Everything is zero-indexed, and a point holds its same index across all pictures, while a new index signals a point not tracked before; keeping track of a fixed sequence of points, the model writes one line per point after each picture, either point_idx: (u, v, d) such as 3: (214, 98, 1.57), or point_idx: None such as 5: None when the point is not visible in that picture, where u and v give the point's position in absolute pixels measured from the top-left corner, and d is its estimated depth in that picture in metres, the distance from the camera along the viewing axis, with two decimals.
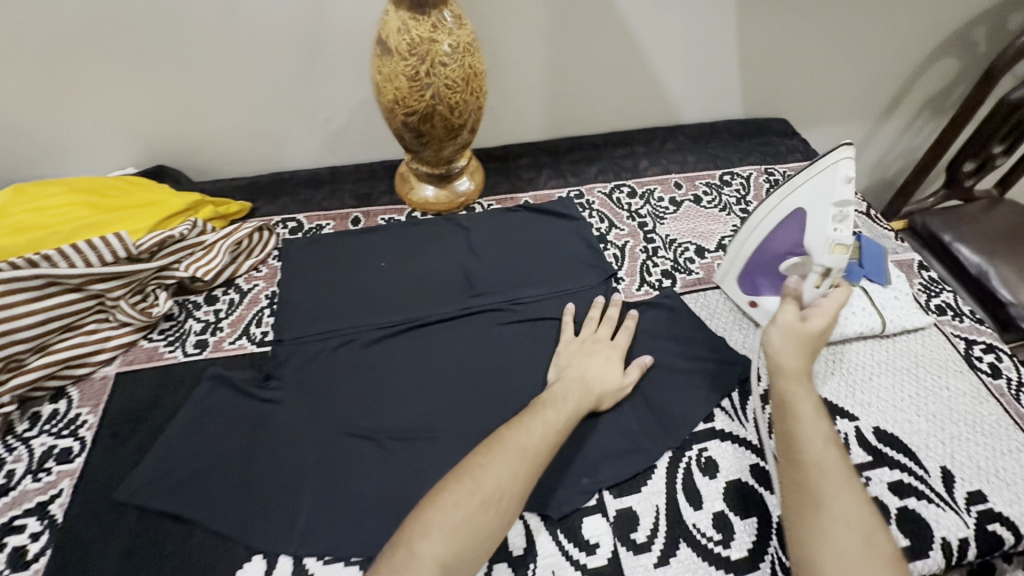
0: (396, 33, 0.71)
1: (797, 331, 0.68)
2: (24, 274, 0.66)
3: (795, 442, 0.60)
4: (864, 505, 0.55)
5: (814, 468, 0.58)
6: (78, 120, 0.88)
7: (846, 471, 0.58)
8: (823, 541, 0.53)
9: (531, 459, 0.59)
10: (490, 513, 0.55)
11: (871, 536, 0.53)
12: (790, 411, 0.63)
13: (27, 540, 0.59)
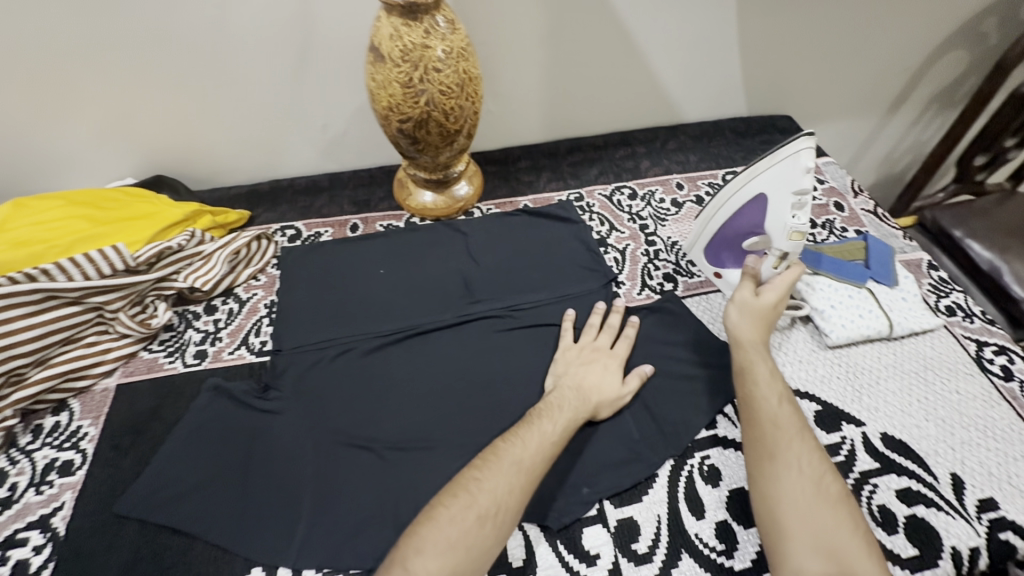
0: (389, 40, 0.70)
1: (752, 306, 0.73)
2: (21, 289, 0.66)
3: (753, 402, 0.65)
4: (815, 453, 0.60)
5: (770, 423, 0.62)
6: (78, 131, 0.89)
7: (799, 424, 0.63)
8: (780, 489, 0.58)
9: (526, 472, 0.59)
10: (486, 527, 0.55)
11: (823, 480, 0.58)
12: (747, 375, 0.68)
13: (30, 553, 0.59)
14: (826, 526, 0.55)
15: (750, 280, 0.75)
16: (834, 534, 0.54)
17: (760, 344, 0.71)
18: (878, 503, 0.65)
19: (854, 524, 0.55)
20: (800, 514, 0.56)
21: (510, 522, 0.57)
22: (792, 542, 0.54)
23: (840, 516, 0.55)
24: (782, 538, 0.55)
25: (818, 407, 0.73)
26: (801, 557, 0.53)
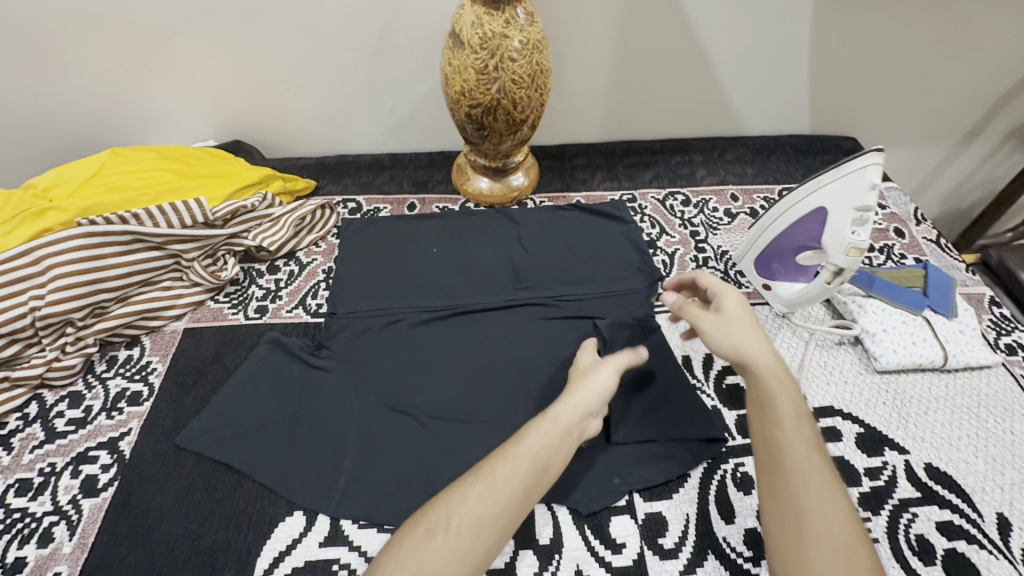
0: (470, 27, 0.73)
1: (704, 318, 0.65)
2: (115, 229, 0.72)
3: (774, 450, 0.55)
4: (847, 511, 0.50)
5: (791, 473, 0.53)
6: (170, 93, 0.95)
7: (827, 474, 0.53)
8: (802, 562, 0.48)
9: (492, 483, 0.53)
10: (436, 540, 0.50)
11: (857, 552, 0.48)
12: (769, 412, 0.57)
13: (98, 470, 0.64)
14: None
15: (691, 306, 0.66)
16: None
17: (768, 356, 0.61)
18: (916, 533, 0.63)
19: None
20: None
21: (471, 542, 0.50)
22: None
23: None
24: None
25: (860, 429, 0.72)
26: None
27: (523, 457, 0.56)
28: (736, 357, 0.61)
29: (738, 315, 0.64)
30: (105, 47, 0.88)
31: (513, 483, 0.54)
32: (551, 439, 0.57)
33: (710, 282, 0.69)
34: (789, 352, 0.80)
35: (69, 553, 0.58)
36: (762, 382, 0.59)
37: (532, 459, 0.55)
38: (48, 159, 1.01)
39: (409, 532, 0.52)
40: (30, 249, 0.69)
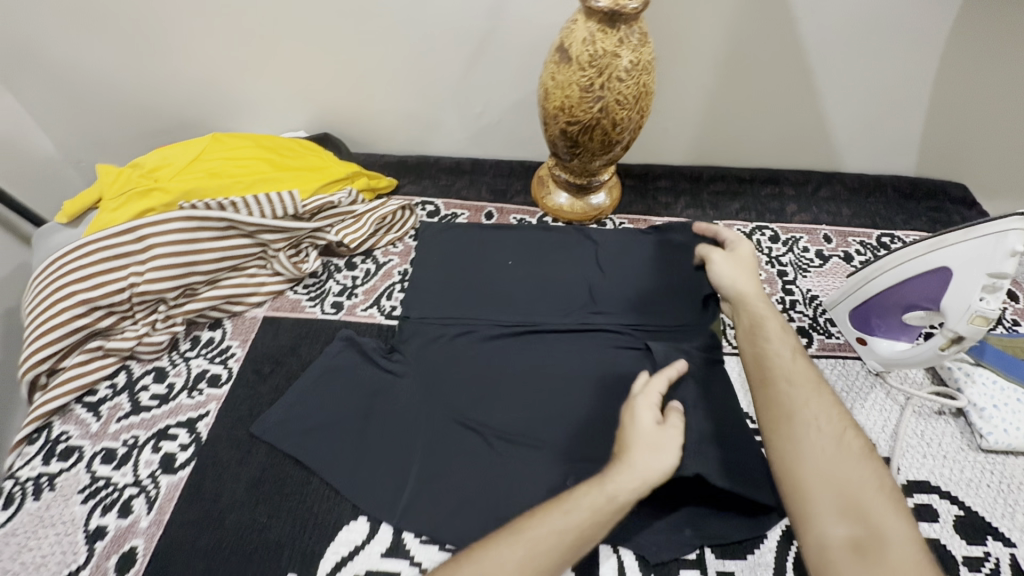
0: (580, 43, 0.71)
1: (730, 260, 0.74)
2: (212, 216, 0.74)
3: (765, 363, 0.63)
4: (835, 406, 0.58)
5: (782, 378, 0.61)
6: (268, 82, 0.97)
7: (812, 379, 0.61)
8: (798, 447, 0.55)
9: (528, 551, 0.51)
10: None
11: (846, 437, 0.55)
12: (758, 333, 0.66)
13: (177, 449, 0.66)
14: (851, 483, 0.52)
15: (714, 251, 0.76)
16: (859, 493, 0.51)
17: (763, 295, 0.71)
18: None
19: (880, 478, 0.52)
20: (824, 474, 0.53)
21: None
22: (812, 500, 0.52)
23: (866, 473, 0.53)
24: (801, 495, 0.53)
25: (960, 512, 0.66)
26: (826, 519, 0.51)
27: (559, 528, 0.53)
28: (741, 291, 0.71)
29: (750, 263, 0.74)
30: (214, 35, 0.90)
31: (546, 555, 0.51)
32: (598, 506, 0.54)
33: (727, 232, 0.79)
34: (881, 416, 0.74)
35: (146, 529, 0.60)
36: (755, 308, 0.69)
37: (571, 529, 0.52)
38: (151, 135, 1.06)
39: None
40: (134, 227, 0.72)
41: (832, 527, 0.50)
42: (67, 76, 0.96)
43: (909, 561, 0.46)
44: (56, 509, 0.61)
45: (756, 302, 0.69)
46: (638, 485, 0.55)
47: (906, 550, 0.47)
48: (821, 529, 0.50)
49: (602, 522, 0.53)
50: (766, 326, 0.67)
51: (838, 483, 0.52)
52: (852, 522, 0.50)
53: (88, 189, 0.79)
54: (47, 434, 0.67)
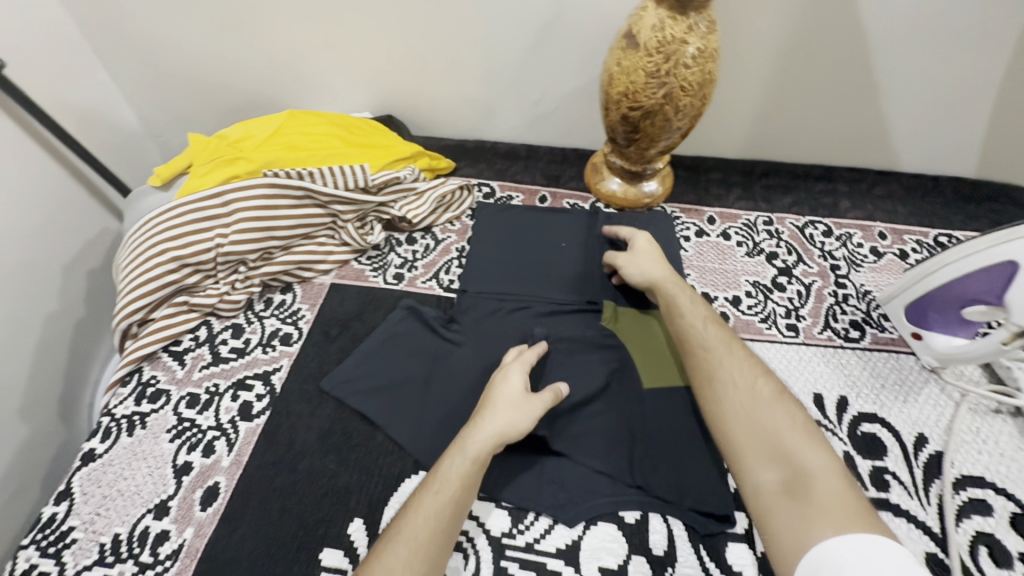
0: (649, 30, 0.73)
1: (635, 254, 0.77)
2: (292, 184, 0.79)
3: (684, 333, 0.68)
4: (747, 361, 0.63)
5: (700, 345, 0.66)
6: (339, 66, 1.02)
7: (725, 339, 0.66)
8: (722, 409, 0.60)
9: (411, 544, 0.51)
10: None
11: (760, 389, 0.60)
12: (674, 309, 0.70)
13: (253, 398, 0.71)
14: (773, 430, 0.57)
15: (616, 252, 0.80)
16: (782, 439, 0.56)
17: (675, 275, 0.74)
18: None
19: (793, 417, 0.58)
20: (748, 428, 0.58)
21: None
22: (743, 453, 0.57)
23: (784, 418, 0.57)
24: (734, 452, 0.57)
25: (1017, 509, 0.65)
26: (756, 467, 0.55)
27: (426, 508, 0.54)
28: (651, 279, 0.74)
29: (650, 250, 0.78)
30: (292, 20, 0.95)
31: (426, 539, 0.52)
32: (463, 471, 0.56)
33: (625, 229, 0.82)
34: (935, 411, 0.74)
35: (227, 468, 0.65)
36: (670, 287, 0.72)
37: (446, 505, 0.54)
38: (226, 113, 1.13)
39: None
40: (222, 191, 0.77)
41: (764, 476, 0.55)
42: (155, 54, 1.03)
43: (828, 487, 0.51)
44: (147, 445, 0.67)
45: (666, 282, 0.73)
46: (496, 437, 0.58)
47: (829, 480, 0.52)
48: (754, 478, 0.55)
49: (467, 482, 0.56)
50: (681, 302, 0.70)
51: (764, 434, 0.57)
52: (781, 467, 0.54)
53: (179, 156, 0.85)
54: (138, 377, 0.73)
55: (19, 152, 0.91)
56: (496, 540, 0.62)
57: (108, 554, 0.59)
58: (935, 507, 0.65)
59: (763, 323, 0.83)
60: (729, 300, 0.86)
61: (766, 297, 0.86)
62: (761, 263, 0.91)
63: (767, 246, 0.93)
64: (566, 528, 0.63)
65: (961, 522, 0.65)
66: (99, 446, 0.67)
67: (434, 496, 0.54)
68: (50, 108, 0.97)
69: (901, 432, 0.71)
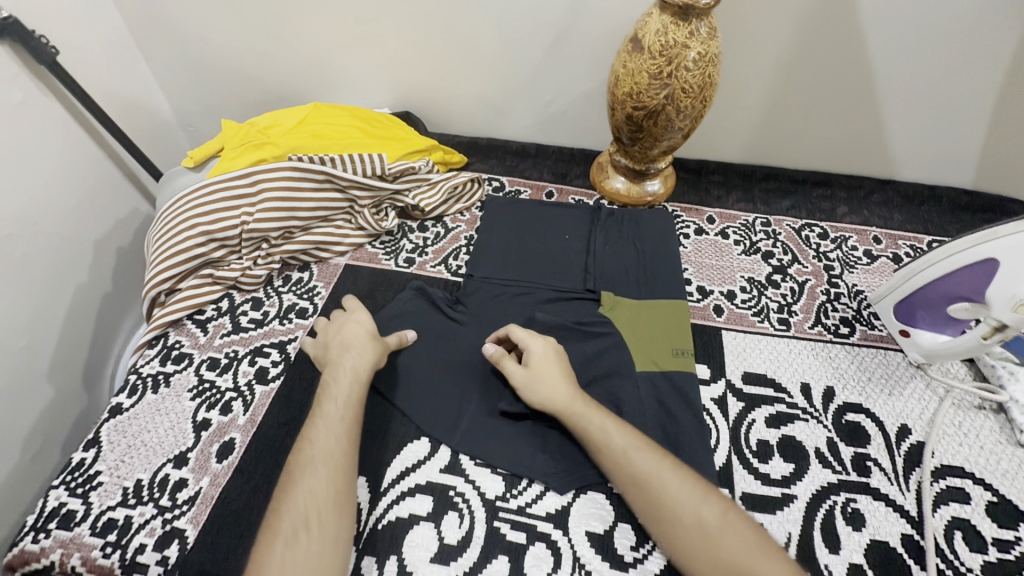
0: (654, 35, 0.78)
1: (529, 377, 0.69)
2: (314, 167, 0.84)
3: (612, 466, 0.62)
4: (684, 481, 0.59)
5: (632, 480, 0.60)
6: (363, 63, 1.08)
7: (657, 459, 0.62)
8: (677, 548, 0.56)
9: (327, 461, 0.59)
10: (302, 541, 0.53)
11: (706, 513, 0.57)
12: (593, 439, 0.64)
13: (269, 364, 0.76)
14: (732, 557, 0.54)
15: (507, 360, 0.71)
16: (745, 567, 0.53)
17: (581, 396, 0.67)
18: None
19: (747, 533, 0.55)
20: (711, 564, 0.54)
21: (337, 522, 0.56)
22: None
23: (739, 541, 0.55)
24: None
25: (993, 498, 0.68)
26: None
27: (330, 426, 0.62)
28: (554, 407, 0.67)
29: (549, 364, 0.70)
30: (323, 19, 1.02)
31: (341, 451, 0.60)
32: (356, 392, 0.66)
33: (519, 333, 0.73)
34: (919, 404, 0.76)
35: (242, 425, 0.70)
36: (581, 416, 0.66)
37: (348, 422, 0.62)
38: (253, 104, 1.19)
39: (266, 549, 0.52)
40: (250, 172, 0.83)
41: None
42: (194, 47, 1.10)
43: None
44: (169, 401, 0.72)
45: (568, 411, 0.66)
46: (370, 360, 0.69)
47: None
48: None
49: (360, 397, 0.65)
50: (597, 428, 0.64)
51: (725, 565, 0.54)
52: None
53: (212, 140, 0.92)
54: (163, 341, 0.79)
55: (64, 134, 0.98)
56: (490, 502, 0.66)
57: (130, 497, 0.64)
58: (914, 493, 0.68)
59: (756, 316, 0.86)
60: (724, 294, 0.89)
61: (759, 293, 0.90)
62: (756, 261, 0.94)
63: (763, 245, 0.97)
64: (557, 495, 0.66)
65: (938, 508, 0.67)
66: (126, 400, 0.72)
67: (336, 416, 0.63)
68: (95, 93, 1.04)
69: (884, 422, 0.74)
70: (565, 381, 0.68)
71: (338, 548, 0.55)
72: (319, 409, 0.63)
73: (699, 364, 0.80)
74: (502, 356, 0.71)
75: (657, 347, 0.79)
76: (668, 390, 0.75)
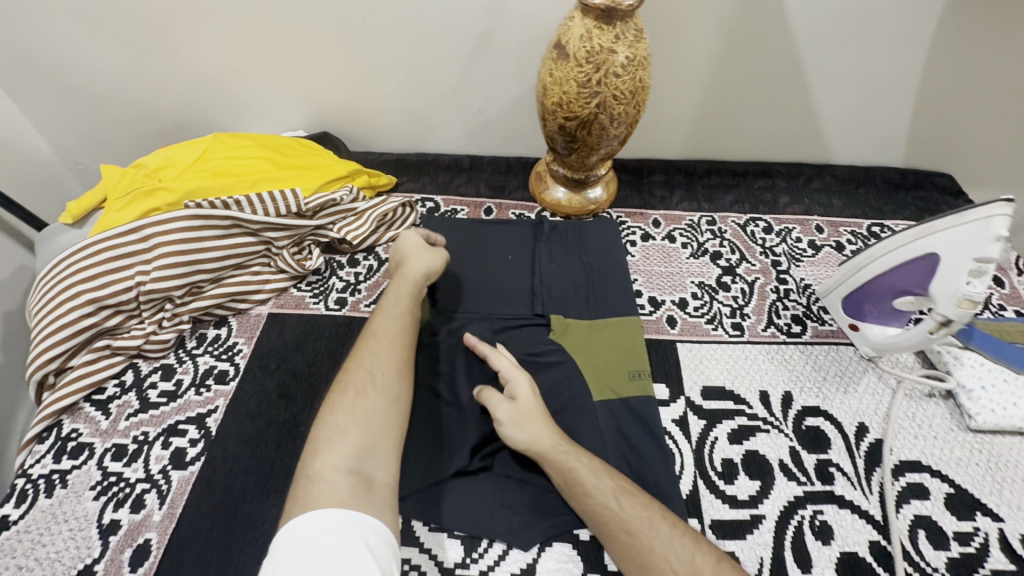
0: (578, 40, 0.72)
1: (517, 412, 0.65)
2: (217, 214, 0.75)
3: (600, 514, 0.58)
4: (674, 531, 0.56)
5: (622, 529, 0.57)
6: (267, 84, 0.98)
7: (642, 505, 0.58)
8: None
9: (390, 337, 0.67)
10: (369, 395, 0.61)
11: (699, 563, 0.53)
12: (577, 486, 0.60)
13: (187, 444, 0.67)
14: None
15: (489, 392, 0.67)
16: None
17: (564, 439, 0.64)
18: None
19: None
20: None
21: (398, 386, 0.63)
22: None
23: None
24: None
25: (950, 490, 0.68)
26: None
27: (397, 303, 0.71)
28: (537, 449, 0.63)
29: (534, 403, 0.66)
30: (214, 39, 0.91)
31: (401, 329, 0.68)
32: (413, 289, 0.73)
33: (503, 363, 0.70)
34: (874, 400, 0.76)
35: (159, 522, 0.61)
36: (562, 463, 0.61)
37: (410, 307, 0.71)
38: (148, 136, 1.06)
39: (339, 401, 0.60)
40: (140, 226, 0.73)
41: None
42: (66, 78, 0.97)
43: None
44: (68, 505, 0.62)
45: (554, 454, 0.62)
46: (429, 265, 0.76)
47: None
48: None
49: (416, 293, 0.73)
50: (582, 473, 0.61)
51: None
52: None
53: (92, 190, 0.80)
54: (57, 432, 0.68)
55: None
56: (449, 571, 0.61)
57: None
58: (878, 495, 0.68)
59: (709, 324, 0.84)
60: (676, 303, 0.86)
61: (711, 298, 0.87)
62: (706, 264, 0.92)
63: (711, 246, 0.94)
64: (521, 552, 0.61)
65: (901, 508, 0.67)
66: (13, 511, 0.62)
67: (395, 306, 0.71)
68: None
69: (843, 424, 0.74)
70: (547, 420, 0.65)
71: (397, 411, 0.61)
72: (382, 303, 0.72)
73: (657, 385, 0.77)
74: (485, 390, 0.68)
75: (613, 371, 0.76)
76: (628, 419, 0.71)
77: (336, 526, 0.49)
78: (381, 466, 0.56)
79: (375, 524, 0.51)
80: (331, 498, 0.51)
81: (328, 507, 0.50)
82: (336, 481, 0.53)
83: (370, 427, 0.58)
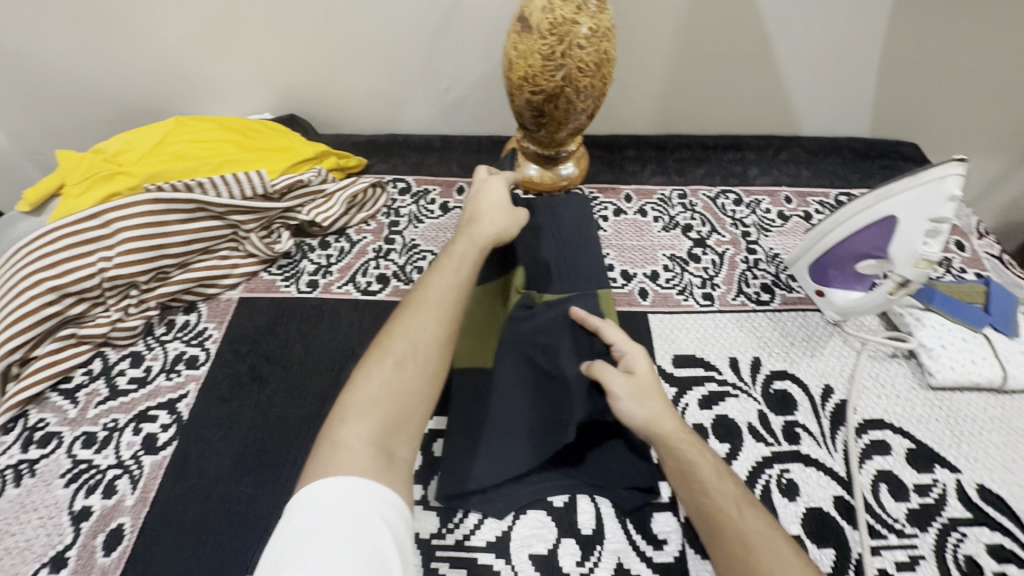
0: (540, 12, 0.72)
1: (636, 389, 0.62)
2: (180, 198, 0.74)
3: (716, 517, 0.54)
4: (793, 555, 0.50)
5: (736, 539, 0.52)
6: (229, 65, 0.95)
7: (762, 521, 0.53)
8: None
9: (440, 304, 0.62)
10: (408, 367, 0.57)
11: None
12: (696, 482, 0.57)
13: (158, 429, 0.67)
14: None
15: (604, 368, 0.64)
16: None
17: (692, 438, 0.60)
18: (964, 554, 0.62)
19: None
20: None
21: (439, 359, 0.59)
22: None
23: None
24: None
25: (911, 445, 0.70)
26: None
27: (460, 264, 0.67)
28: (654, 430, 0.60)
29: (653, 386, 0.63)
30: (170, 19, 0.89)
31: (455, 296, 0.63)
32: (474, 253, 0.68)
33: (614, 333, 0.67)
34: (839, 361, 0.78)
35: (132, 507, 0.61)
36: (678, 457, 0.58)
37: (467, 273, 0.66)
38: (108, 122, 1.04)
39: (377, 368, 0.57)
40: (101, 211, 0.72)
41: None
42: (19, 63, 0.94)
43: None
44: (38, 494, 0.62)
45: (674, 446, 0.58)
46: (495, 233, 0.71)
47: None
48: None
49: (478, 259, 0.68)
50: (705, 472, 0.57)
51: None
52: None
53: (50, 176, 0.79)
54: (24, 422, 0.68)
55: None
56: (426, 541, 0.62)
57: None
58: (842, 452, 0.70)
59: (680, 295, 0.85)
60: (647, 276, 0.87)
61: (681, 269, 0.88)
62: (677, 236, 0.93)
63: (682, 219, 0.95)
64: (496, 521, 0.63)
65: (864, 464, 0.69)
66: None
67: (452, 270, 0.66)
68: None
69: (810, 386, 0.75)
70: (671, 412, 0.61)
71: (432, 388, 0.58)
72: (437, 264, 0.67)
73: None
74: (597, 363, 0.64)
75: None
76: None
77: (353, 495, 0.47)
78: (405, 443, 0.54)
79: (391, 497, 0.48)
80: (354, 466, 0.49)
81: (351, 473, 0.48)
82: (360, 453, 0.50)
83: (405, 399, 0.55)
